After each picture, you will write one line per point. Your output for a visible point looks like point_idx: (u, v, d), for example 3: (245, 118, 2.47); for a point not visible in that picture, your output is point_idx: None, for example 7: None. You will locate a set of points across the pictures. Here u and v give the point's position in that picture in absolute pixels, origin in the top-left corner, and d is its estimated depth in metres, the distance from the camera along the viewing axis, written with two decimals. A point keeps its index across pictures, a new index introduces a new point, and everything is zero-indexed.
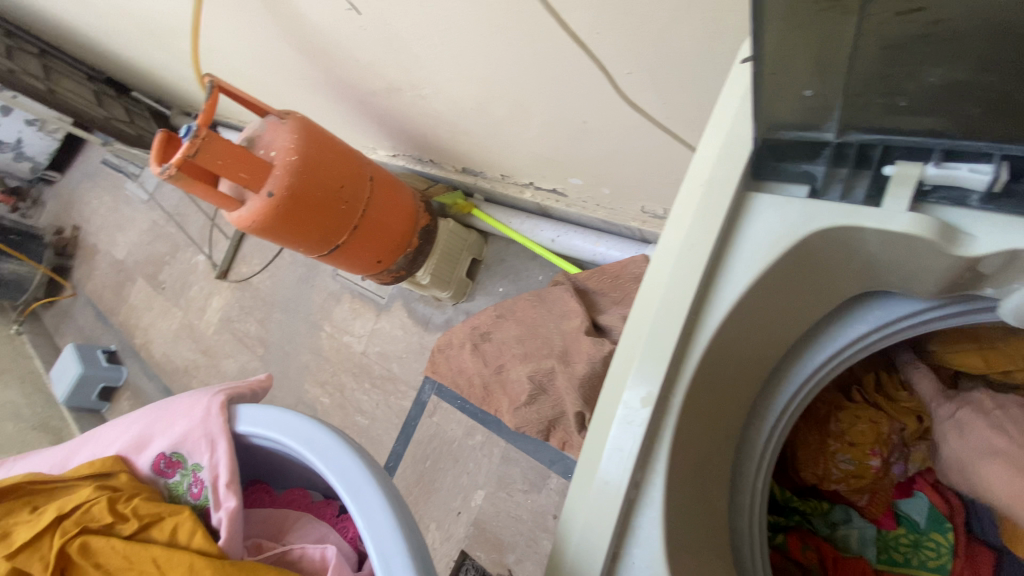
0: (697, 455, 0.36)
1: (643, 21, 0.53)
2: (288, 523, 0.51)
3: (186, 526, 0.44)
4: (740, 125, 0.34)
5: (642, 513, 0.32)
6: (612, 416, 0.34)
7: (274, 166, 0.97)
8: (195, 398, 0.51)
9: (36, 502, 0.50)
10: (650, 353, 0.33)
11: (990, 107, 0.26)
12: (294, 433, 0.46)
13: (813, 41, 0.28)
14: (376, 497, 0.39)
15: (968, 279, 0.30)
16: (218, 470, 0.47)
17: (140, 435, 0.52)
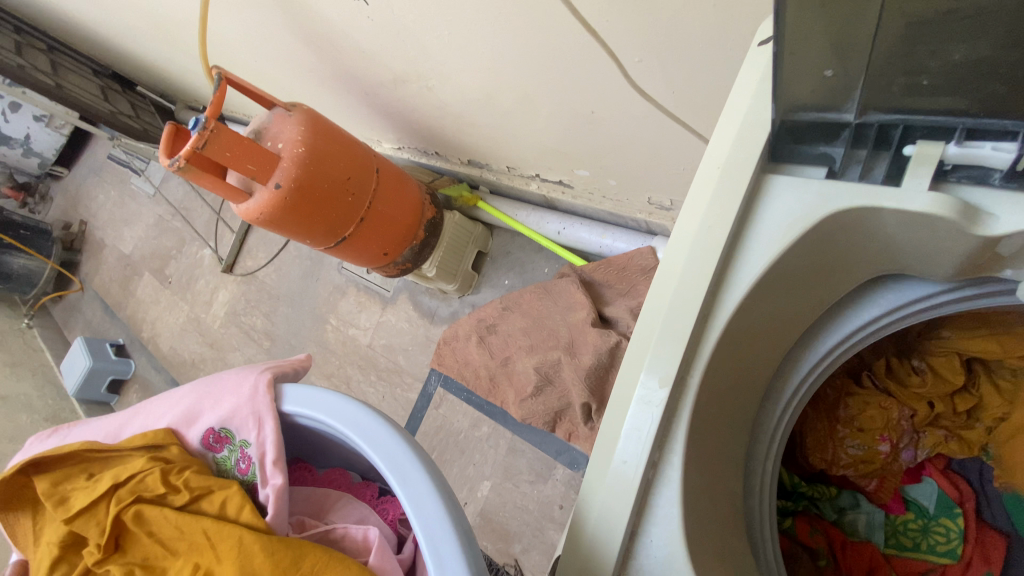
0: (713, 436, 0.36)
1: (653, 7, 0.53)
2: (330, 501, 0.51)
3: (235, 500, 0.45)
4: (758, 107, 0.33)
5: (658, 493, 0.33)
6: (629, 398, 0.34)
7: (281, 158, 0.97)
8: (242, 376, 0.51)
9: (92, 469, 0.52)
10: (667, 336, 0.33)
11: (1015, 86, 0.26)
12: (324, 408, 0.47)
13: (836, 21, 0.28)
14: (423, 483, 0.39)
15: (985, 262, 0.30)
16: (265, 448, 0.47)
17: (189, 410, 0.52)
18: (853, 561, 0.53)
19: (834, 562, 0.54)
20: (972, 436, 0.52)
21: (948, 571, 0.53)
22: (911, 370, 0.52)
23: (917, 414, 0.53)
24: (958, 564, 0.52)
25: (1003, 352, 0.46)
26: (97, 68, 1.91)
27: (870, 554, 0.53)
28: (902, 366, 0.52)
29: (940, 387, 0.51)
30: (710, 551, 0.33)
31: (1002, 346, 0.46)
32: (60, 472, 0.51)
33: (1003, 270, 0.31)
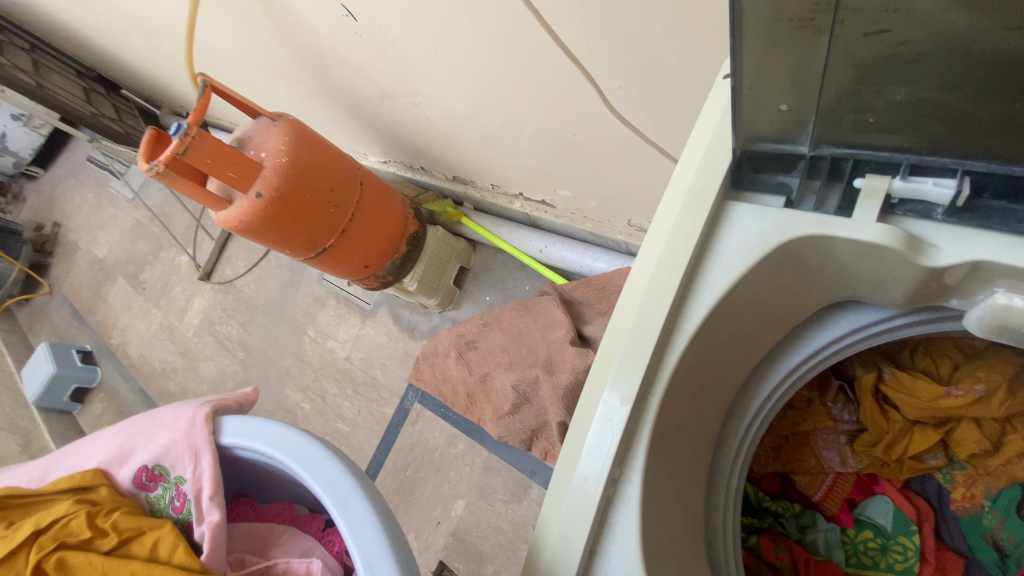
0: (672, 455, 0.37)
1: (633, 39, 0.54)
2: (273, 536, 0.48)
3: (167, 540, 0.41)
4: (722, 134, 0.34)
5: (618, 510, 0.33)
6: (592, 414, 0.34)
7: (263, 167, 0.97)
8: (180, 407, 0.48)
9: (13, 517, 0.46)
10: (629, 354, 0.33)
11: (951, 125, 0.28)
12: (252, 432, 0.46)
13: (790, 60, 0.30)
14: (363, 507, 0.38)
15: (934, 289, 0.31)
16: (202, 483, 0.44)
17: (120, 447, 0.48)
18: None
19: None
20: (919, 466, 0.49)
21: None
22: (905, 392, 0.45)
23: (878, 443, 0.48)
24: None
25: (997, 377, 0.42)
26: (82, 70, 1.88)
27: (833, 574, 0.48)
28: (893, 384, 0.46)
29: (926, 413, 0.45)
30: (667, 565, 0.34)
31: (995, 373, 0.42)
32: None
33: (950, 300, 0.31)
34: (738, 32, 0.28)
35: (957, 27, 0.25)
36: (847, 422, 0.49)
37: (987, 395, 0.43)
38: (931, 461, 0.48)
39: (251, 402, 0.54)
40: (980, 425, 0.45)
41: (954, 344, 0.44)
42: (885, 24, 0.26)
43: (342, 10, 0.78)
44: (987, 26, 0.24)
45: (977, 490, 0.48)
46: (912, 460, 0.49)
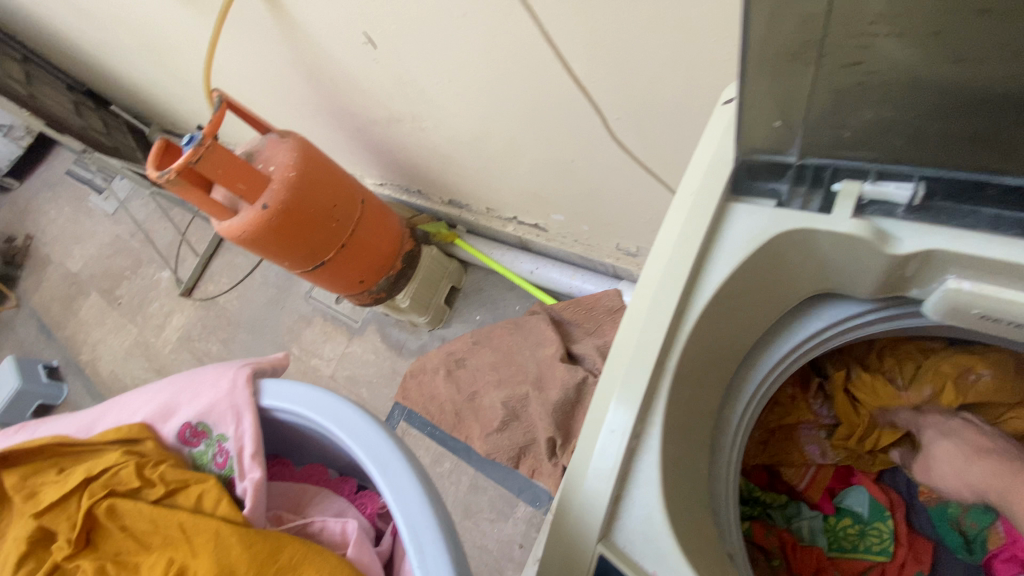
0: (689, 424, 0.38)
1: (634, 76, 0.60)
2: (308, 496, 0.56)
3: (212, 494, 0.49)
4: (725, 142, 0.38)
5: (641, 460, 0.35)
6: (617, 377, 0.36)
7: (271, 180, 1.01)
8: (222, 370, 0.54)
9: (64, 464, 0.54)
10: (651, 324, 0.36)
11: (909, 140, 0.33)
12: (293, 396, 0.52)
13: (782, 83, 0.34)
14: (406, 477, 0.43)
15: (903, 275, 0.35)
16: (243, 442, 0.51)
17: (165, 404, 0.54)
18: (803, 563, 0.51)
19: (786, 564, 0.51)
20: (887, 460, 0.54)
21: (885, 569, 0.52)
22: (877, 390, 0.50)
23: (852, 436, 0.53)
24: (892, 562, 0.51)
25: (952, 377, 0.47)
26: (70, 83, 1.89)
27: (817, 556, 0.52)
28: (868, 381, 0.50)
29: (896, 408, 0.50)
30: (689, 518, 0.35)
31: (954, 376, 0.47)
32: (29, 468, 0.53)
33: (910, 290, 0.36)
34: (744, 61, 0.32)
35: (917, 63, 0.30)
36: (825, 417, 0.53)
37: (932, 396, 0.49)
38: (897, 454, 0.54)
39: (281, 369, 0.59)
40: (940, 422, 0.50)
41: (917, 347, 0.49)
42: (857, 58, 0.31)
43: (363, 38, 0.83)
44: (929, 61, 0.30)
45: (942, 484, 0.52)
46: (881, 453, 0.54)
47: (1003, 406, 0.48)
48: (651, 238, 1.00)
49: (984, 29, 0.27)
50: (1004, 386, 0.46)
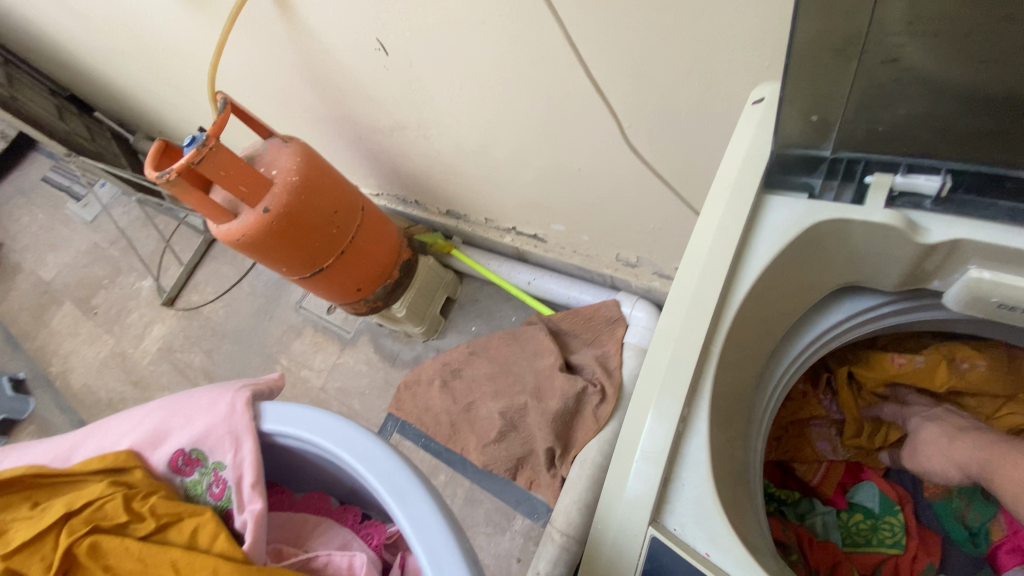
0: (729, 410, 0.38)
1: (649, 85, 0.63)
2: (308, 528, 0.55)
3: (209, 528, 0.47)
4: (761, 140, 0.40)
5: (689, 441, 0.34)
6: (661, 360, 0.36)
7: (274, 184, 1.00)
8: (218, 394, 0.54)
9: (38, 498, 0.51)
10: (696, 307, 0.37)
11: (940, 135, 0.35)
12: (298, 422, 0.52)
13: (820, 78, 0.35)
14: (425, 502, 0.43)
15: (928, 269, 0.37)
16: (243, 470, 0.50)
17: (155, 430, 0.53)
18: (819, 558, 0.52)
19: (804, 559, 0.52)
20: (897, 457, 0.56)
21: (899, 563, 0.52)
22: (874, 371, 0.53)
23: (862, 432, 0.55)
24: (906, 555, 0.52)
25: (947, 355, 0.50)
26: (54, 89, 1.84)
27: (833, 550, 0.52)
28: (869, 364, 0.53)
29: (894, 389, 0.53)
30: (735, 503, 0.34)
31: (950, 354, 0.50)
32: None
33: (932, 281, 0.38)
34: (789, 58, 0.33)
35: (952, 61, 0.31)
36: (835, 413, 0.56)
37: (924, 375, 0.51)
38: None
39: (277, 389, 0.61)
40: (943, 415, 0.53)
41: (910, 337, 0.53)
42: (896, 55, 0.32)
43: (374, 44, 0.85)
44: (963, 60, 0.31)
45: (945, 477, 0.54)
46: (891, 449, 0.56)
47: (998, 401, 0.50)
48: (651, 247, 1.02)
49: (1009, 32, 0.28)
50: (997, 375, 0.48)
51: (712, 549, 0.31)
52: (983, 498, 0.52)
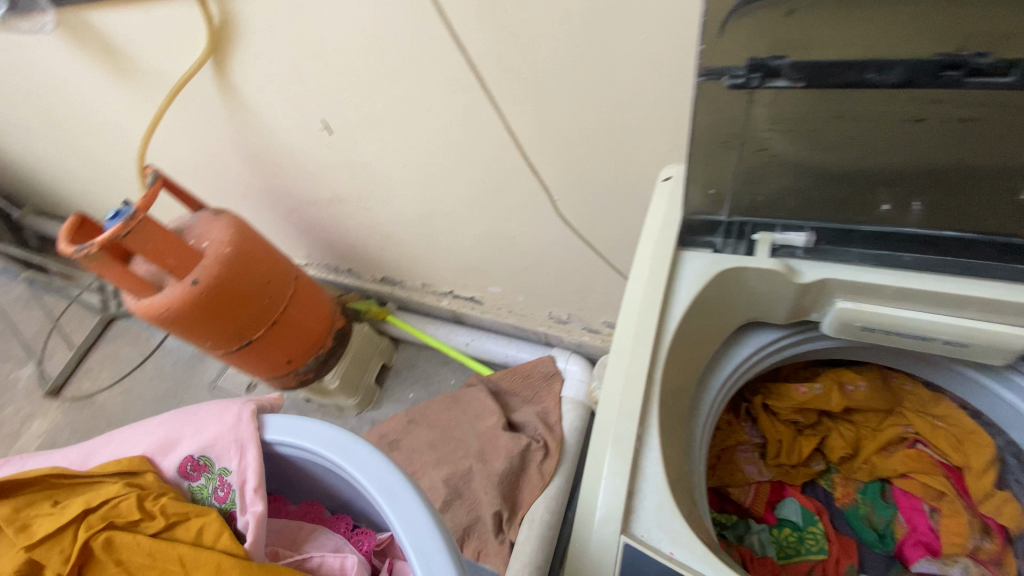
0: (674, 433, 0.42)
1: (575, 164, 0.73)
2: (303, 534, 0.59)
3: (212, 526, 0.51)
4: (673, 207, 0.48)
5: (646, 456, 0.38)
6: (614, 388, 0.40)
7: (204, 256, 0.96)
8: (225, 407, 0.57)
9: (57, 497, 0.54)
10: (637, 344, 0.41)
11: (800, 202, 0.44)
12: (295, 430, 0.54)
13: (713, 157, 0.43)
14: (413, 502, 0.44)
15: (807, 303, 0.46)
16: (246, 475, 0.54)
17: (167, 438, 0.57)
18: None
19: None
20: (810, 473, 0.63)
21: (826, 566, 0.59)
22: (787, 399, 0.61)
23: (781, 453, 0.62)
24: (830, 559, 0.59)
25: (836, 378, 0.60)
26: None
27: (771, 565, 0.58)
28: (780, 393, 0.61)
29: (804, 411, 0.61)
30: (690, 513, 0.38)
31: (838, 378, 0.60)
32: (23, 500, 0.53)
33: (811, 313, 0.47)
34: (691, 139, 0.42)
35: (803, 150, 0.41)
36: (756, 438, 0.63)
37: (824, 398, 0.60)
38: (816, 466, 0.64)
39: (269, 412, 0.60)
40: (842, 432, 0.62)
41: (804, 365, 0.63)
42: (764, 145, 0.41)
43: (319, 125, 0.90)
44: (811, 148, 0.41)
45: (851, 487, 0.63)
46: (804, 466, 0.64)
47: (880, 415, 0.61)
48: (581, 304, 1.11)
49: (838, 127, 0.38)
50: (876, 394, 0.59)
51: (675, 547, 0.34)
52: (883, 502, 0.62)
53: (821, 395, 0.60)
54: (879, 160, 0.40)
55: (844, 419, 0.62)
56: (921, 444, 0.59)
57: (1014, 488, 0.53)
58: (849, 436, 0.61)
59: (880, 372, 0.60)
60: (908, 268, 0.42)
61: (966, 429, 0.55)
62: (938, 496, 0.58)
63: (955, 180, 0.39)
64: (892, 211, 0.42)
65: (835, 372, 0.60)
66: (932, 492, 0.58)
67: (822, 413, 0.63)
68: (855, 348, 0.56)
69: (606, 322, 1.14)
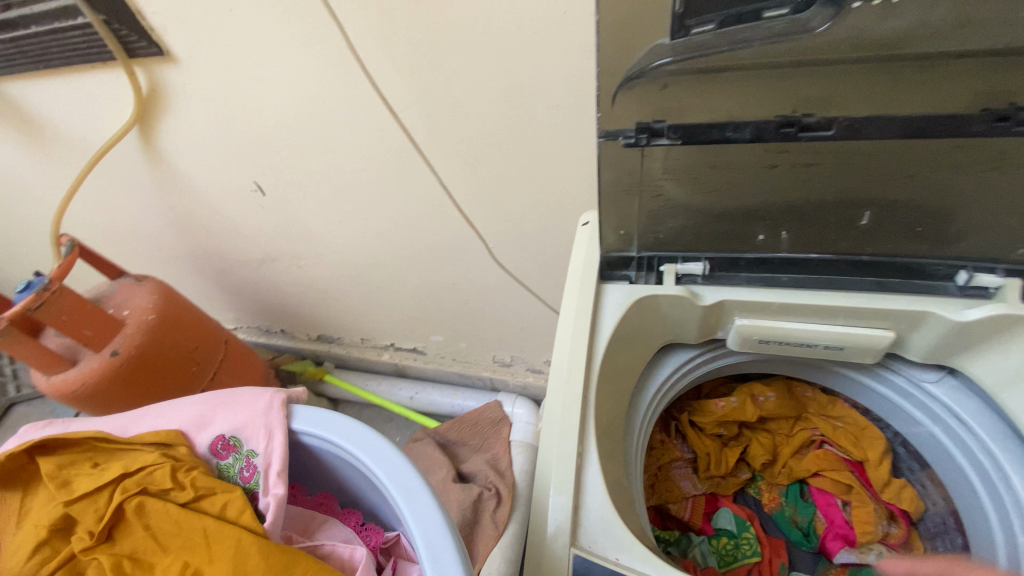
0: (610, 449, 0.45)
1: (505, 214, 0.79)
2: (315, 523, 0.57)
3: (237, 504, 0.50)
4: (592, 246, 0.54)
5: (587, 470, 0.41)
6: (554, 411, 0.44)
7: (125, 325, 0.91)
8: (260, 390, 0.56)
9: (97, 456, 0.55)
10: (571, 371, 0.45)
11: (696, 238, 0.52)
12: (322, 422, 0.53)
13: (621, 203, 0.49)
14: (429, 500, 0.43)
15: (712, 323, 0.53)
16: (272, 459, 0.52)
17: (203, 414, 0.56)
18: None
19: None
20: (739, 483, 0.69)
21: (761, 568, 0.63)
22: (709, 414, 0.67)
23: (711, 466, 0.67)
24: (764, 561, 0.64)
25: (749, 392, 0.67)
26: None
27: None
28: (704, 410, 0.67)
29: (726, 425, 0.67)
30: (630, 520, 0.41)
31: (751, 392, 0.67)
32: (65, 456, 0.54)
33: (717, 331, 0.54)
34: (602, 189, 0.48)
35: (693, 194, 0.48)
36: (688, 453, 0.68)
37: (742, 411, 0.66)
38: (744, 476, 0.69)
39: (297, 403, 0.57)
40: (760, 442, 0.68)
41: (721, 382, 0.70)
42: (659, 191, 0.48)
43: (252, 187, 0.91)
44: (699, 191, 0.48)
45: (776, 492, 0.69)
46: (732, 476, 0.69)
47: (791, 422, 0.68)
48: (522, 346, 1.15)
49: (715, 176, 0.46)
50: (783, 401, 0.67)
51: (619, 551, 0.37)
52: (804, 502, 0.68)
53: (738, 408, 0.66)
54: (751, 200, 0.48)
55: (761, 428, 0.69)
56: (827, 445, 0.66)
57: (907, 474, 0.62)
58: (767, 444, 0.68)
59: (785, 383, 0.67)
60: (785, 288, 0.49)
61: (861, 425, 0.64)
62: (848, 490, 0.64)
63: (809, 213, 0.48)
64: (766, 239, 0.51)
65: (746, 386, 0.67)
66: (842, 487, 0.65)
67: (742, 425, 0.69)
68: (759, 363, 0.63)
69: (548, 361, 1.18)
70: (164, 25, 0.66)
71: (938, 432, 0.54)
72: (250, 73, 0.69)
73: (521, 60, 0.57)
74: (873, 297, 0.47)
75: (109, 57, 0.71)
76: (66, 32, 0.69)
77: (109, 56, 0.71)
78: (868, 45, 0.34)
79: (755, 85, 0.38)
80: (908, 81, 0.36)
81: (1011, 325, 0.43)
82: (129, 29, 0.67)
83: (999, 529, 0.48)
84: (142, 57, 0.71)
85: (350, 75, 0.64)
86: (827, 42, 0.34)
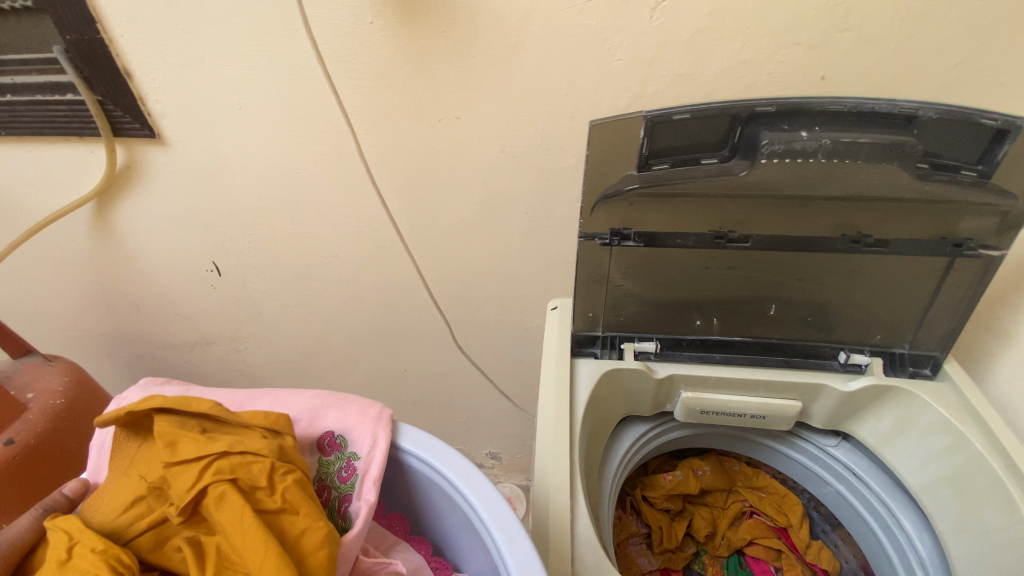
0: (591, 508, 0.50)
1: (466, 304, 0.86)
2: (387, 543, 0.60)
3: (316, 534, 0.48)
4: (565, 326, 0.62)
5: (579, 525, 0.45)
6: (547, 474, 0.48)
7: (26, 410, 0.80)
8: (370, 402, 0.60)
9: (207, 425, 0.54)
10: (558, 435, 0.51)
11: (648, 322, 0.62)
12: (426, 445, 0.55)
13: (589, 288, 0.59)
14: (527, 549, 0.41)
15: (662, 397, 0.62)
16: (372, 467, 0.55)
17: (315, 409, 0.60)
18: None
19: None
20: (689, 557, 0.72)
21: None
22: (660, 487, 0.73)
23: (661, 540, 0.71)
24: None
25: (690, 465, 0.75)
26: None
27: None
28: (654, 484, 0.73)
29: (674, 496, 0.73)
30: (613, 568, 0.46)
31: (692, 466, 0.75)
32: (183, 416, 0.54)
33: (667, 404, 0.63)
34: (578, 274, 0.58)
35: (646, 288, 0.59)
36: (642, 529, 0.72)
37: (686, 483, 0.73)
38: (690, 550, 0.73)
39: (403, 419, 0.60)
40: (702, 514, 0.73)
41: (666, 458, 0.77)
42: (620, 282, 0.59)
43: (207, 267, 0.90)
44: (650, 285, 0.59)
45: (718, 566, 0.72)
46: (680, 550, 0.72)
47: (724, 494, 0.75)
48: (463, 438, 1.15)
49: (664, 276, 0.58)
50: (717, 474, 0.75)
51: None
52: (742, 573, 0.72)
53: (681, 480, 0.73)
54: (692, 292, 0.60)
55: (700, 500, 0.75)
56: (757, 514, 0.74)
57: (822, 536, 0.72)
58: (708, 518, 0.73)
59: (717, 458, 0.76)
60: (719, 365, 0.61)
61: (781, 492, 0.74)
62: (778, 556, 0.71)
63: (732, 304, 0.60)
64: (702, 324, 0.62)
65: (688, 462, 0.75)
66: (773, 552, 0.72)
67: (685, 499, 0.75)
68: (697, 436, 0.72)
69: (491, 453, 1.18)
70: (163, 111, 0.70)
71: (842, 489, 0.65)
72: (241, 160, 0.74)
73: (501, 174, 0.69)
74: (782, 372, 0.60)
75: (90, 133, 0.72)
76: (50, 105, 0.70)
77: (91, 132, 0.72)
78: (771, 188, 0.49)
79: (697, 209, 0.51)
80: (797, 212, 0.51)
81: (882, 392, 0.58)
82: (123, 110, 0.70)
83: (900, 567, 0.58)
84: (127, 136, 0.73)
85: (346, 172, 0.72)
86: (746, 182, 0.48)
